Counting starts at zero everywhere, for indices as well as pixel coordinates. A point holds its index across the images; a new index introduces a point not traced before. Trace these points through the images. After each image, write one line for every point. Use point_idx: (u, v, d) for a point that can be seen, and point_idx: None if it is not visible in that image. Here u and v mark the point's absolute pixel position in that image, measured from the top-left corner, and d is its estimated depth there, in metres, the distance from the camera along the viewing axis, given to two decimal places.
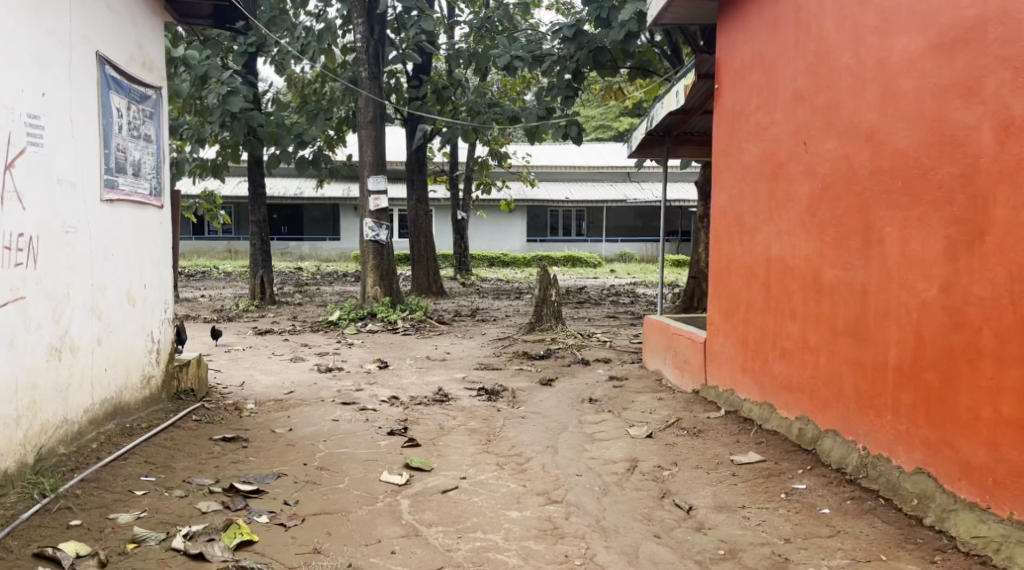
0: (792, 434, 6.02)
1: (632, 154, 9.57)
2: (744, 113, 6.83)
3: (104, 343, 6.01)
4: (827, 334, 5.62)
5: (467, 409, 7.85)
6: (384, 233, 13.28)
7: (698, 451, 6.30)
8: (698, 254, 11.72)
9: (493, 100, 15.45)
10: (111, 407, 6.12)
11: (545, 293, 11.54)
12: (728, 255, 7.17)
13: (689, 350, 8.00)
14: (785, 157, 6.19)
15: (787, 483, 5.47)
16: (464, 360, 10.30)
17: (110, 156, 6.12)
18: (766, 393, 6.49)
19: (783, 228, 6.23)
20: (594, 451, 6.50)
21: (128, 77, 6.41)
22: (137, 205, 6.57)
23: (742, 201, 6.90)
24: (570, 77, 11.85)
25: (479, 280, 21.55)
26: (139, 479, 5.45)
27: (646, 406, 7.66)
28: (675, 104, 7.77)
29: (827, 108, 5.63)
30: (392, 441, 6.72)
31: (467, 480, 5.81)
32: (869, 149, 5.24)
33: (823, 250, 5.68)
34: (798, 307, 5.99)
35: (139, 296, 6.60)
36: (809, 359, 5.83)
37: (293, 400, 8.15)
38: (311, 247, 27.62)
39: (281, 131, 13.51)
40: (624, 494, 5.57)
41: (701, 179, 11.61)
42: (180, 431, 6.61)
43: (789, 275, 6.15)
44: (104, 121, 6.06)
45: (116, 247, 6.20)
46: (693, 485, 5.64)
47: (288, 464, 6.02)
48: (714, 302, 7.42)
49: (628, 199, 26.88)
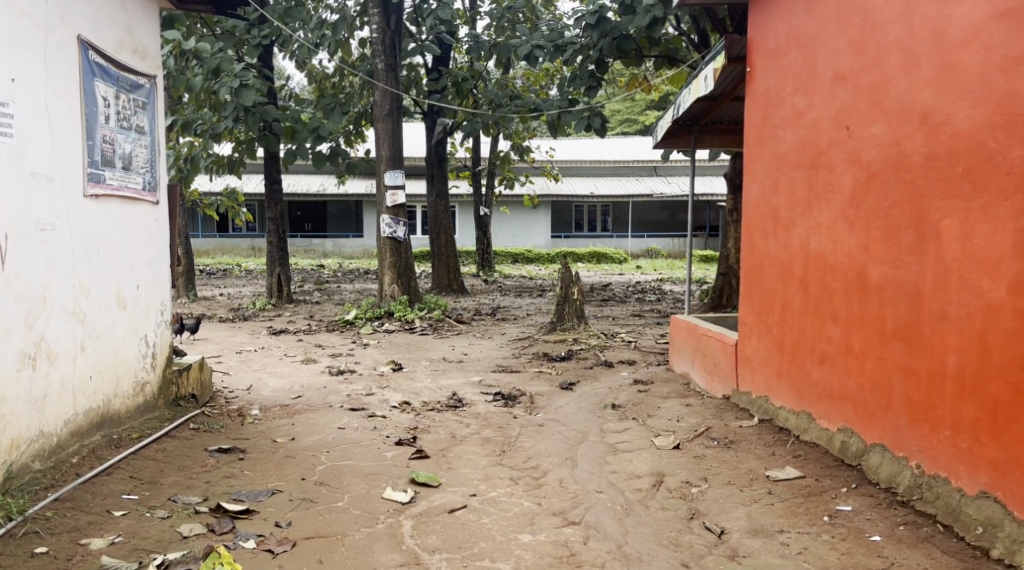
0: (835, 448, 5.51)
1: (658, 144, 9.02)
2: (780, 98, 6.30)
3: (89, 352, 5.57)
4: (874, 338, 5.10)
5: (482, 416, 7.38)
6: (402, 230, 12.79)
7: (730, 466, 5.79)
8: (727, 250, 11.18)
9: (515, 92, 14.94)
10: (98, 417, 5.69)
11: (567, 291, 11.03)
12: (762, 251, 6.64)
13: (719, 353, 7.48)
14: (825, 143, 5.65)
15: (830, 504, 4.94)
16: (482, 361, 9.83)
17: (95, 149, 5.66)
18: (805, 401, 5.97)
19: (823, 221, 5.70)
20: (617, 464, 6.01)
21: (116, 65, 5.93)
22: (128, 200, 6.11)
23: (777, 192, 6.36)
24: (593, 67, 11.33)
25: (502, 277, 21.06)
26: (119, 497, 5.03)
27: (673, 414, 7.14)
28: (703, 89, 7.23)
29: (875, 89, 5.09)
30: (399, 452, 6.26)
31: (477, 498, 5.34)
32: (922, 132, 4.71)
33: (869, 245, 5.16)
34: (841, 309, 5.47)
35: (130, 298, 6.15)
36: (854, 366, 5.30)
37: (299, 405, 7.72)
38: (334, 244, 27.21)
39: (297, 125, 13.06)
40: (648, 515, 5.08)
41: (731, 171, 11.05)
42: (174, 441, 6.18)
43: (830, 273, 5.62)
44: (88, 111, 5.60)
45: (103, 246, 5.76)
46: (724, 505, 5.13)
47: (285, 479, 5.57)
48: (747, 301, 6.89)
49: (654, 194, 26.25)
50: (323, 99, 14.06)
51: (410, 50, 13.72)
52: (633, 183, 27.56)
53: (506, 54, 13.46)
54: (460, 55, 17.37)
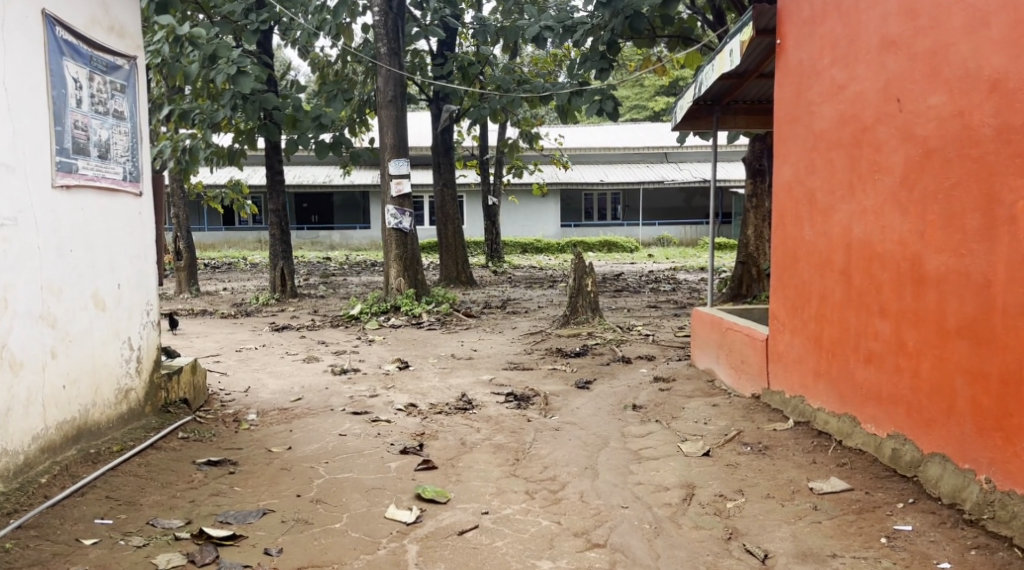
0: (884, 456, 5.01)
1: (675, 127, 8.44)
2: (815, 70, 5.74)
3: (61, 359, 5.06)
4: (931, 335, 4.62)
5: (493, 420, 6.84)
6: (408, 220, 12.20)
7: (767, 476, 5.25)
8: (746, 237, 10.62)
9: (523, 77, 14.34)
10: (74, 430, 5.19)
11: (579, 283, 10.45)
12: (796, 238, 6.09)
13: (747, 348, 6.94)
14: (870, 119, 5.12)
15: (886, 523, 4.47)
16: (493, 358, 9.31)
17: (65, 135, 5.11)
18: (846, 403, 5.45)
19: (868, 206, 5.17)
20: (642, 475, 5.48)
21: (89, 43, 5.37)
22: (107, 192, 5.57)
23: (813, 174, 5.81)
24: (604, 47, 10.70)
25: (512, 268, 20.52)
26: (91, 522, 4.56)
27: (699, 416, 6.60)
28: (728, 65, 6.63)
29: (932, 55, 4.58)
30: (404, 462, 5.74)
31: (490, 516, 4.82)
32: (992, 102, 4.24)
33: (925, 231, 4.66)
34: (890, 302, 4.95)
35: (110, 299, 5.61)
36: (908, 365, 4.80)
37: (299, 409, 7.19)
38: (341, 236, 26.67)
39: (299, 114, 12.40)
40: (680, 535, 4.58)
41: (750, 155, 10.47)
42: (161, 452, 5.67)
43: (876, 263, 5.09)
44: (56, 93, 5.05)
45: (78, 241, 5.24)
46: (765, 523, 4.62)
47: (279, 497, 5.06)
48: (779, 293, 6.34)
49: (665, 181, 25.66)
50: (324, 86, 13.50)
51: (413, 35, 13.11)
52: (644, 170, 26.96)
53: (513, 36, 12.88)
54: (465, 40, 16.79)
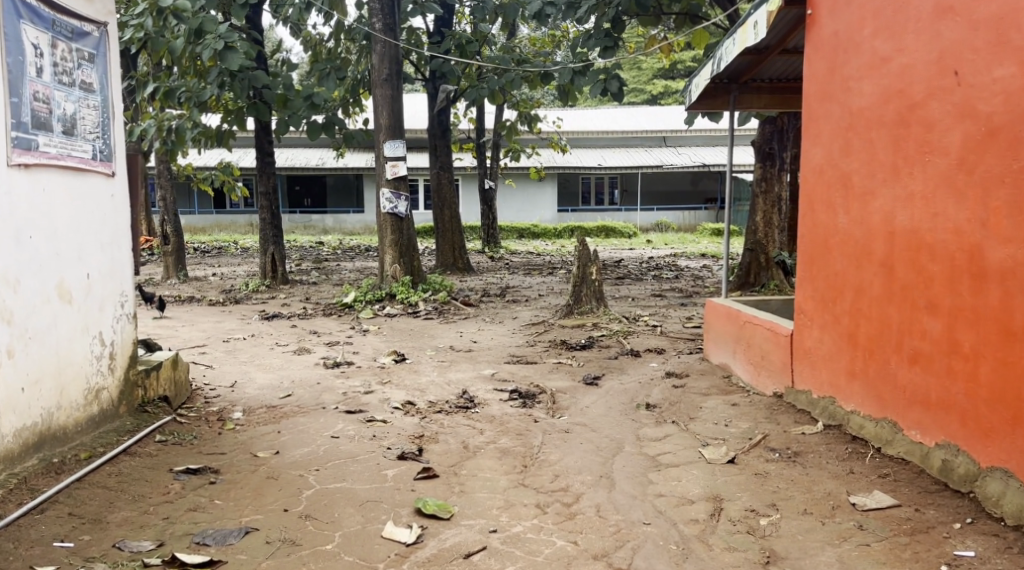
0: (933, 468, 4.54)
1: (690, 107, 7.95)
2: (852, 41, 5.22)
3: (19, 359, 4.56)
4: (994, 337, 4.16)
5: (497, 420, 6.33)
6: (403, 205, 11.63)
7: (801, 487, 4.77)
8: (755, 224, 10.07)
9: (521, 55, 13.75)
10: (35, 437, 4.69)
11: (584, 271, 9.92)
12: (827, 226, 5.58)
13: (769, 344, 6.43)
14: (920, 95, 4.62)
15: (945, 548, 4.02)
16: (494, 351, 8.79)
17: (22, 108, 4.59)
18: (885, 407, 4.96)
19: (915, 191, 4.68)
20: (664, 486, 4.98)
21: (50, 5, 4.83)
22: (74, 171, 5.04)
23: (849, 156, 5.30)
24: (609, 25, 10.09)
25: (509, 254, 19.97)
26: (50, 546, 4.09)
27: (719, 416, 6.11)
28: (750, 39, 6.09)
29: (1000, 21, 4.12)
30: (401, 470, 5.24)
31: (498, 535, 4.33)
32: None
33: (989, 219, 4.19)
34: (942, 298, 4.47)
35: (77, 290, 5.08)
36: (964, 369, 4.32)
37: (287, 407, 6.67)
38: (334, 219, 26.09)
39: (290, 93, 11.72)
40: (712, 559, 4.12)
41: (760, 138, 9.97)
42: (133, 459, 5.15)
43: (924, 254, 4.61)
44: (11, 60, 4.52)
45: (39, 227, 4.71)
46: (805, 545, 4.16)
47: (263, 512, 4.56)
48: (807, 285, 5.83)
49: (664, 165, 25.10)
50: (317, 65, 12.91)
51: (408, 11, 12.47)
52: (643, 154, 26.41)
53: (513, 14, 12.31)
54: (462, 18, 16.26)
